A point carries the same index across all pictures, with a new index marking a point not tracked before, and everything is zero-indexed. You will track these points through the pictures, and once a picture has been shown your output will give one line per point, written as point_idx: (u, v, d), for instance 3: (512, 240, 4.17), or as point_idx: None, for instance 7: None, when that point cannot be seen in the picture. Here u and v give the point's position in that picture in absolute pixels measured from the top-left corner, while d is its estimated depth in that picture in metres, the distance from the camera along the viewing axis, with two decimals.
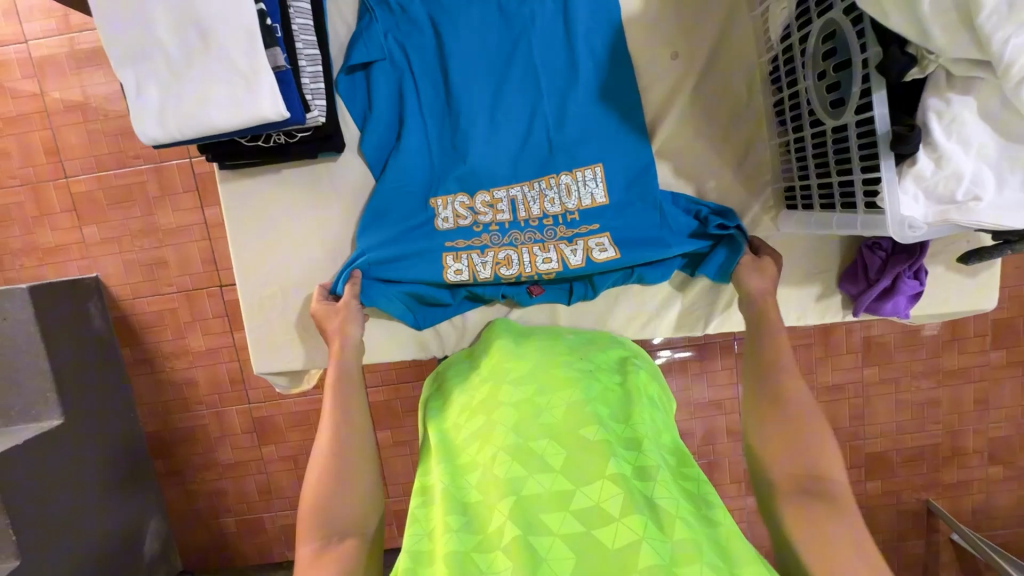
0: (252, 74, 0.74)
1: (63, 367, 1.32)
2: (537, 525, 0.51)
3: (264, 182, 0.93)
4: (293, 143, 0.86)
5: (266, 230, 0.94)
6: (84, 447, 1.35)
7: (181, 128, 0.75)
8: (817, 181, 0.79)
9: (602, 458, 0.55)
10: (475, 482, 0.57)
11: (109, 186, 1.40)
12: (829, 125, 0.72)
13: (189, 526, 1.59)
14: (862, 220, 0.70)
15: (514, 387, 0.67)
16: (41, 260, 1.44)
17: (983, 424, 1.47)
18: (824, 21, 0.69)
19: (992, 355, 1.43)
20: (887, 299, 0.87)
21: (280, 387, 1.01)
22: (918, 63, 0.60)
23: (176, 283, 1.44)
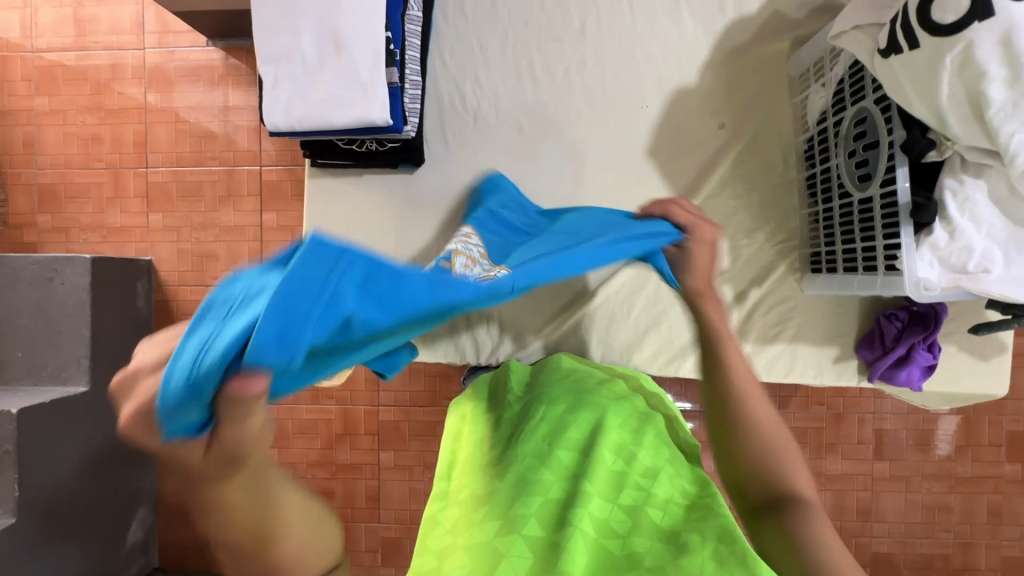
0: (371, 87, 0.85)
1: (102, 337, 1.38)
2: (556, 524, 0.62)
3: (348, 182, 1.03)
4: (383, 151, 0.99)
5: (343, 224, 1.03)
6: (101, 418, 1.39)
7: (303, 122, 0.87)
8: (842, 247, 0.86)
9: (616, 481, 0.67)
10: (502, 483, 0.68)
11: (182, 181, 1.53)
12: (857, 197, 0.80)
13: (175, 519, 1.58)
14: (881, 283, 0.77)
15: (547, 406, 0.77)
16: (104, 237, 1.54)
17: (997, 541, 1.43)
18: (857, 108, 0.79)
19: (1007, 468, 1.42)
20: (902, 367, 0.91)
21: (312, 376, 1.06)
22: (936, 148, 0.69)
23: (221, 277, 1.52)
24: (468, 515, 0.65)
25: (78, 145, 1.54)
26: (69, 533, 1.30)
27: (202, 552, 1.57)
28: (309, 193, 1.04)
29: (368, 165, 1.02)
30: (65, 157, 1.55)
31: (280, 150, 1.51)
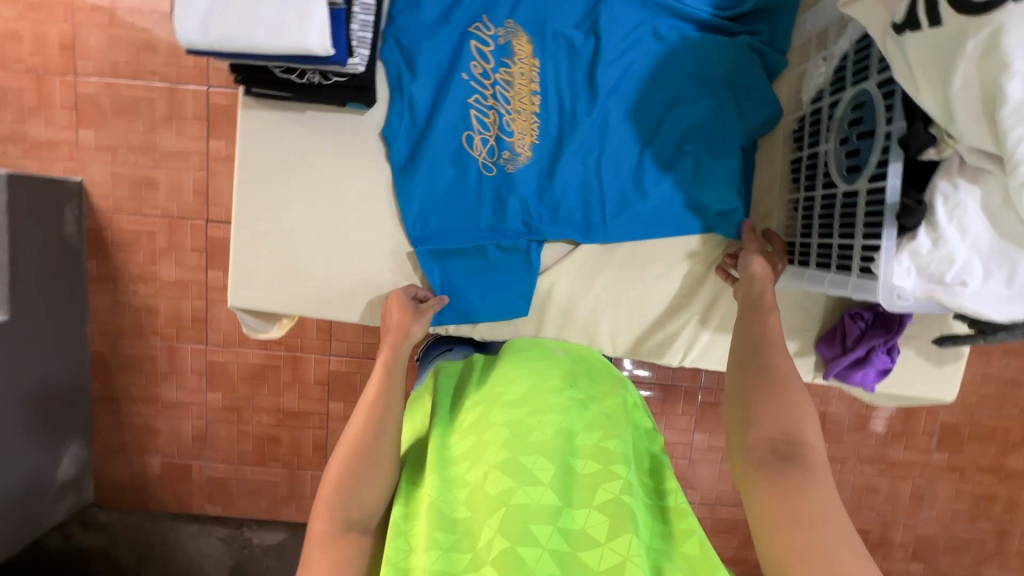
0: (306, 5, 0.77)
1: (22, 263, 1.26)
2: (526, 541, 0.54)
3: (287, 118, 0.93)
4: (326, 86, 0.88)
5: (279, 167, 0.94)
6: (24, 350, 1.29)
7: (223, 40, 0.78)
8: (818, 239, 0.83)
9: (589, 488, 0.60)
10: (465, 499, 0.61)
11: (117, 96, 1.36)
12: (841, 189, 0.77)
13: (111, 456, 1.52)
14: (853, 284, 0.75)
15: (507, 407, 0.68)
16: (27, 152, 1.38)
17: (915, 520, 1.52)
18: (856, 90, 0.75)
19: (935, 456, 1.49)
20: (858, 368, 0.90)
21: (248, 329, 1.01)
22: (936, 145, 0.64)
23: (161, 207, 1.40)
24: (429, 535, 0.57)
25: None
26: None
27: (140, 490, 1.53)
28: (240, 127, 0.94)
29: (312, 101, 0.90)
30: None
31: (231, 72, 1.35)
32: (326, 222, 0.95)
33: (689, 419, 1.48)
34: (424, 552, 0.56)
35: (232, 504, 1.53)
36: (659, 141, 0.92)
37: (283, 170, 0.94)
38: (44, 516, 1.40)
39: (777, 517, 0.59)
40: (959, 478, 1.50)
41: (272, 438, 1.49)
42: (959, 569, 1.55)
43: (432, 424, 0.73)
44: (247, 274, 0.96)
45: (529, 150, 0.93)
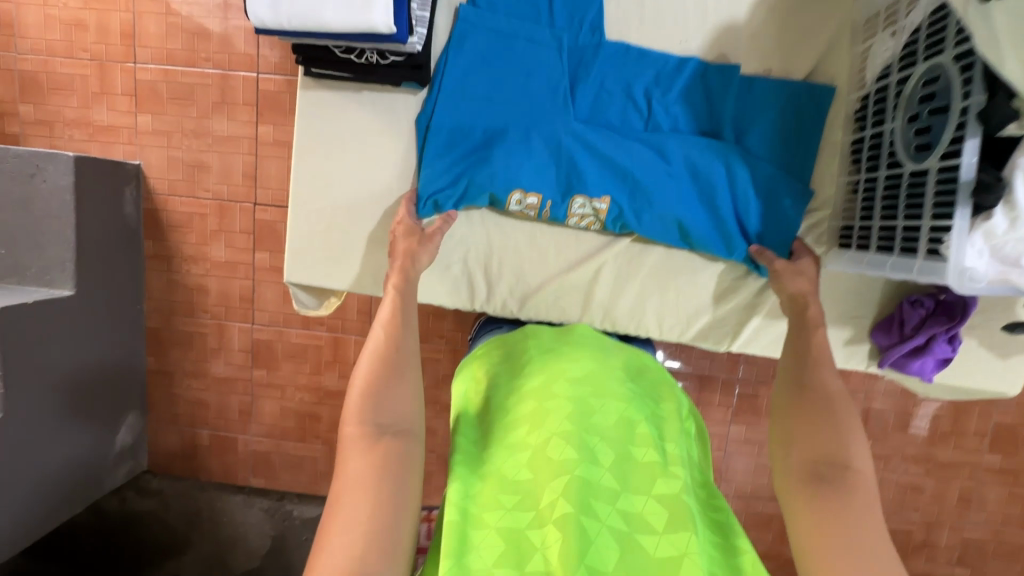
0: None
1: (87, 241, 1.34)
2: (589, 518, 0.56)
3: (342, 97, 0.96)
4: (384, 65, 0.91)
5: (334, 144, 0.97)
6: (87, 324, 1.38)
7: (291, 18, 0.82)
8: (880, 221, 0.82)
9: (650, 479, 0.61)
10: (527, 458, 0.62)
11: (173, 82, 1.42)
12: (908, 168, 0.76)
13: (163, 427, 1.60)
14: (920, 267, 0.74)
15: (570, 383, 0.69)
16: (91, 136, 1.46)
17: (961, 523, 1.47)
18: (930, 65, 0.73)
19: (987, 458, 1.43)
20: (916, 357, 0.89)
21: (301, 305, 1.05)
22: (1019, 120, 0.63)
23: (213, 190, 1.45)
24: (494, 496, 0.60)
25: (60, 30, 1.42)
26: (58, 428, 1.33)
27: (190, 460, 1.61)
28: (298, 105, 0.97)
29: (368, 81, 0.94)
30: (46, 42, 1.42)
31: (280, 58, 1.39)
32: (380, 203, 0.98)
33: (726, 410, 1.46)
34: (490, 509, 0.59)
35: (275, 477, 1.60)
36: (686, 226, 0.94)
37: (337, 149, 0.97)
38: (104, 479, 1.50)
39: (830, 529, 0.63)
40: (1011, 482, 1.44)
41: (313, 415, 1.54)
42: None
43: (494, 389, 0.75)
44: (301, 251, 0.99)
45: None
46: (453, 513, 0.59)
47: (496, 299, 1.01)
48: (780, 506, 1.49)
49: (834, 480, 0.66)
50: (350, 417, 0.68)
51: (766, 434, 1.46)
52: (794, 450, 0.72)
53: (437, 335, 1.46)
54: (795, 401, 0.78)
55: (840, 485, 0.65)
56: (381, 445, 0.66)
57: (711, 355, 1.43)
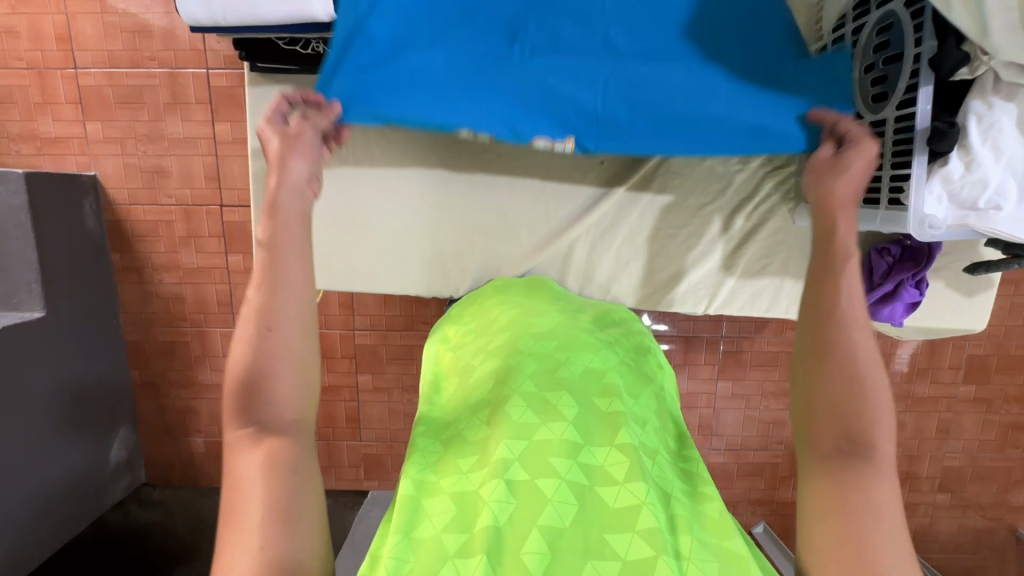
0: None
1: (51, 259, 1.30)
2: (543, 469, 0.54)
3: (292, 91, 0.96)
4: None
5: None
6: (65, 343, 1.35)
7: (226, 14, 0.83)
8: None
9: (614, 426, 0.59)
10: (484, 413, 0.61)
11: (119, 85, 1.35)
12: (868, 118, 0.82)
13: (156, 438, 1.59)
14: (883, 220, 0.79)
15: (535, 340, 0.70)
16: (39, 150, 1.39)
17: (940, 452, 1.54)
18: (883, 13, 0.78)
19: (962, 389, 1.49)
20: (886, 304, 0.91)
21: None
22: (969, 63, 0.69)
23: (176, 195, 1.41)
24: (450, 460, 0.59)
25: None
26: (49, 450, 1.32)
27: (188, 468, 1.60)
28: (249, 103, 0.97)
29: (314, 74, 0.95)
30: None
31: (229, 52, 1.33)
32: (348, 194, 1.02)
33: (712, 368, 1.49)
34: (448, 473, 0.57)
35: None
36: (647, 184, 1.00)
37: None
38: (103, 496, 1.49)
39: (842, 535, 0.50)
40: (986, 409, 1.50)
41: None
42: (986, 497, 1.56)
43: (462, 350, 0.76)
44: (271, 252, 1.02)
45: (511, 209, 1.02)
46: (407, 485, 0.56)
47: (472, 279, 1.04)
48: (771, 454, 1.54)
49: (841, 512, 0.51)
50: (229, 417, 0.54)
51: (751, 388, 1.50)
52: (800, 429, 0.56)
53: (422, 322, 1.46)
54: (826, 387, 0.55)
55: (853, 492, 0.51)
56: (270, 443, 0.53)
57: (694, 316, 1.46)
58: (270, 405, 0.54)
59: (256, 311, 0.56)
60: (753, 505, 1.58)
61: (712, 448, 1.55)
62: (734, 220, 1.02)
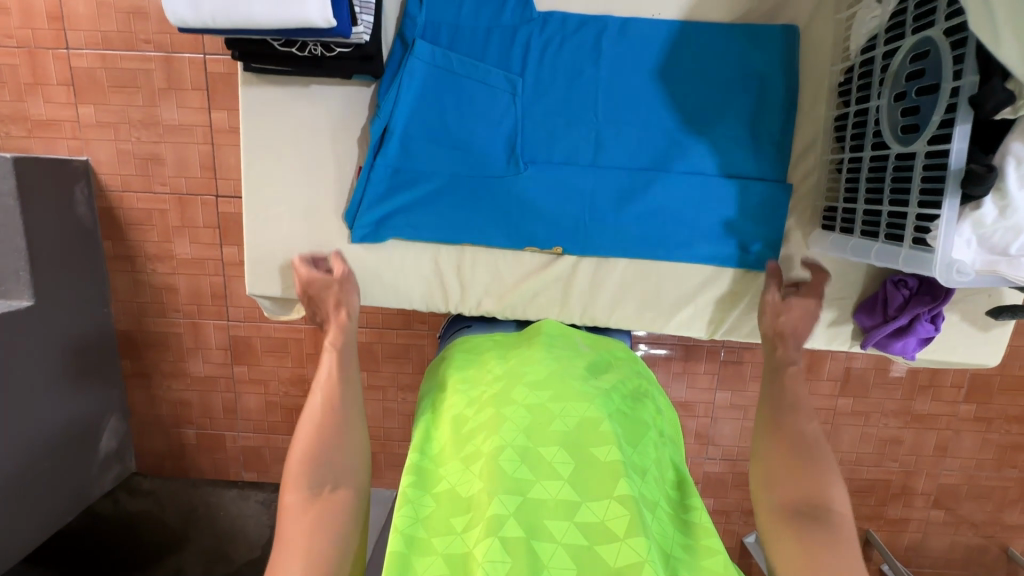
0: None
1: (40, 248, 1.27)
2: (541, 532, 0.56)
3: (286, 91, 0.91)
4: (330, 57, 0.86)
5: (282, 143, 0.93)
6: (53, 332, 1.33)
7: (216, 15, 0.78)
8: (865, 204, 0.82)
9: (612, 479, 0.60)
10: (480, 472, 0.61)
11: (113, 68, 1.31)
12: (894, 151, 0.75)
13: (147, 429, 1.57)
14: (905, 257, 0.74)
15: (529, 389, 0.69)
16: (30, 132, 1.35)
17: (937, 470, 1.53)
18: (919, 39, 0.71)
19: (962, 408, 1.47)
20: (899, 337, 0.91)
21: (269, 312, 1.02)
22: (1012, 104, 0.61)
23: (170, 183, 1.37)
24: (445, 519, 0.61)
25: None
26: (38, 440, 1.31)
27: (179, 459, 1.59)
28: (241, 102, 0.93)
29: (310, 75, 0.90)
30: None
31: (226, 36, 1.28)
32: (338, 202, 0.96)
33: (712, 378, 1.47)
34: (439, 533, 0.60)
35: (267, 471, 1.59)
36: (658, 211, 0.94)
37: (286, 151, 0.94)
38: (92, 486, 1.48)
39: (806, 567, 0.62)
40: (985, 428, 1.49)
41: (300, 408, 1.52)
42: (980, 515, 1.56)
43: (455, 393, 0.75)
44: (261, 260, 0.98)
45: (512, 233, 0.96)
46: (396, 541, 0.58)
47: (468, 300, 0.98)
48: None
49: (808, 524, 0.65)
50: (291, 485, 0.66)
51: (750, 399, 1.48)
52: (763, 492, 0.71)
53: (419, 321, 1.44)
54: (783, 458, 0.73)
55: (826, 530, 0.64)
56: (324, 503, 0.65)
57: None
58: (326, 472, 0.67)
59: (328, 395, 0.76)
60: (746, 514, 1.58)
61: (708, 457, 1.54)
62: (749, 245, 0.95)
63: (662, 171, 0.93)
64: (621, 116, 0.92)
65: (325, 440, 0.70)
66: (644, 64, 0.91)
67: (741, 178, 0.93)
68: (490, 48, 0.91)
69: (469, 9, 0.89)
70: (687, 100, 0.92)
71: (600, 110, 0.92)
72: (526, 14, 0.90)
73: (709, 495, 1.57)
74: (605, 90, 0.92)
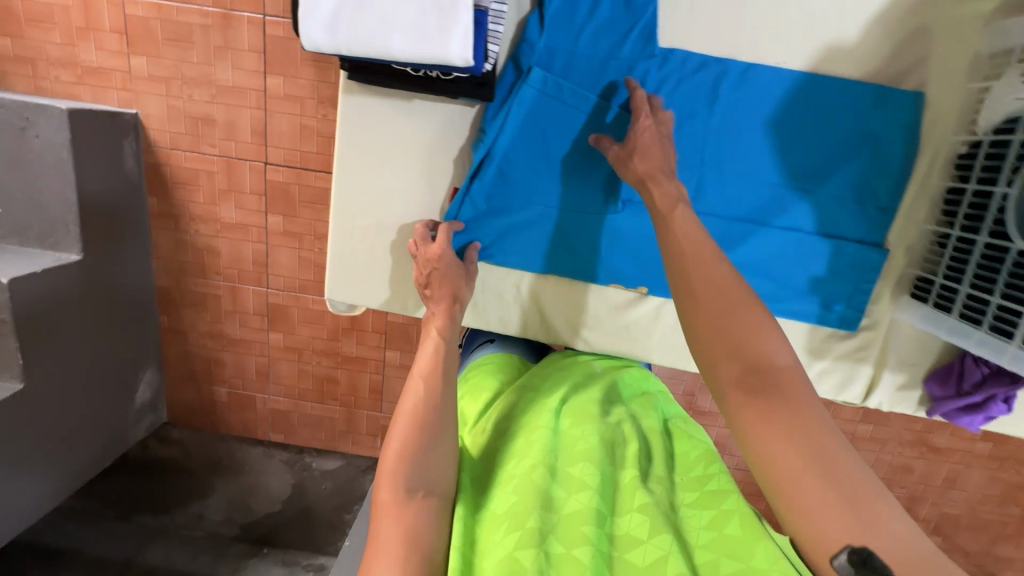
0: (450, 12, 0.75)
1: (88, 203, 1.26)
2: (576, 538, 0.64)
3: (387, 104, 0.92)
4: (446, 80, 0.86)
5: (376, 154, 0.95)
6: (97, 286, 1.33)
7: (351, 44, 0.77)
8: (971, 287, 0.83)
9: (630, 493, 0.71)
10: (514, 489, 0.70)
11: (167, 20, 1.26)
12: (1019, 247, 0.74)
13: (181, 383, 1.60)
14: (1012, 356, 0.76)
15: (551, 416, 0.80)
16: (80, 79, 1.31)
17: (940, 500, 1.57)
18: None
19: (979, 445, 1.50)
20: (970, 411, 0.96)
21: (339, 310, 1.07)
22: None
23: (219, 146, 1.35)
24: (488, 532, 0.67)
25: None
26: (82, 390, 1.35)
27: (209, 414, 1.64)
28: (340, 109, 0.93)
29: (422, 92, 0.89)
30: None
31: None
32: (425, 216, 0.98)
33: None
34: (487, 553, 0.65)
35: (294, 433, 1.65)
36: (751, 261, 0.95)
37: (379, 162, 0.95)
38: (127, 434, 1.53)
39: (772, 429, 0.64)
40: (996, 467, 1.52)
41: (331, 378, 1.55)
42: (974, 545, 1.62)
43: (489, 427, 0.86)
44: (347, 264, 1.01)
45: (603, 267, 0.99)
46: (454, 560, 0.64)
47: (548, 326, 1.03)
48: None
49: (758, 391, 0.66)
50: (385, 481, 0.70)
51: None
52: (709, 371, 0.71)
53: None
54: (727, 348, 0.70)
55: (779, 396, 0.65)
56: (414, 507, 0.68)
57: None
58: (418, 479, 0.70)
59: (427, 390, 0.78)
60: None
61: None
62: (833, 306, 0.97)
63: (763, 222, 0.94)
64: (734, 167, 0.92)
65: (417, 431, 0.73)
66: (762, 113, 0.90)
67: (838, 238, 0.94)
68: (604, 84, 0.89)
69: (588, 40, 0.87)
70: (801, 155, 0.91)
71: (709, 157, 0.92)
72: (649, 50, 0.88)
73: None
74: (721, 138, 0.91)
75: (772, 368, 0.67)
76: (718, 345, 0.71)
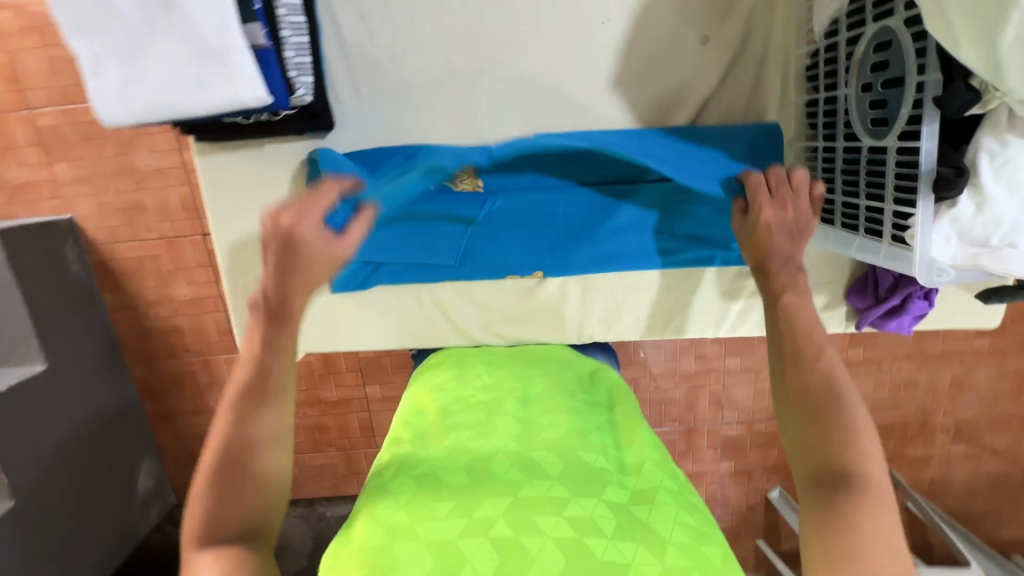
0: (223, 53, 0.81)
1: (42, 314, 1.29)
2: (527, 524, 0.59)
3: (241, 155, 1.04)
4: (279, 119, 0.97)
5: (243, 209, 1.06)
6: (71, 390, 1.36)
7: (147, 109, 0.84)
8: (841, 199, 0.91)
9: (599, 485, 0.67)
10: (467, 467, 0.68)
11: (78, 122, 1.29)
12: (867, 143, 0.82)
13: (179, 464, 1.62)
14: (885, 255, 0.83)
15: (519, 403, 0.82)
16: (11, 198, 1.35)
17: (954, 406, 1.53)
18: (879, 29, 0.77)
19: (976, 342, 1.46)
20: (893, 316, 1.02)
21: None
22: (982, 98, 0.69)
23: (156, 229, 1.37)
24: (425, 506, 0.62)
25: None
26: (80, 494, 1.37)
27: None
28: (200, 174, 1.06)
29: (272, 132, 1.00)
30: None
31: None
32: None
33: (719, 346, 1.48)
34: (423, 521, 0.60)
35: (301, 487, 1.65)
36: (618, 214, 1.04)
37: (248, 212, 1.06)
38: (137, 523, 1.54)
39: (830, 522, 0.57)
40: (1000, 361, 1.48)
41: (321, 426, 1.56)
42: (1002, 443, 1.57)
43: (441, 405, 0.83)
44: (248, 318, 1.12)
45: (497, 252, 1.07)
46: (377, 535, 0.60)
47: (459, 328, 1.12)
48: None
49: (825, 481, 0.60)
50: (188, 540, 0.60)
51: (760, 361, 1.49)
52: (791, 464, 0.65)
53: None
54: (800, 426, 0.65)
55: (853, 494, 0.58)
56: (222, 553, 0.59)
57: None
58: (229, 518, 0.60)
59: (250, 375, 0.66)
60: (767, 471, 1.61)
61: (725, 421, 1.56)
62: None
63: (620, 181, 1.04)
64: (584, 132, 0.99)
65: (241, 428, 0.64)
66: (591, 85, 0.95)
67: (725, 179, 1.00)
68: None
69: None
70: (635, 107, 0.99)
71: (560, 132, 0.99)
72: None
73: (730, 458, 1.60)
74: None
75: (839, 461, 0.60)
76: (801, 433, 0.65)
